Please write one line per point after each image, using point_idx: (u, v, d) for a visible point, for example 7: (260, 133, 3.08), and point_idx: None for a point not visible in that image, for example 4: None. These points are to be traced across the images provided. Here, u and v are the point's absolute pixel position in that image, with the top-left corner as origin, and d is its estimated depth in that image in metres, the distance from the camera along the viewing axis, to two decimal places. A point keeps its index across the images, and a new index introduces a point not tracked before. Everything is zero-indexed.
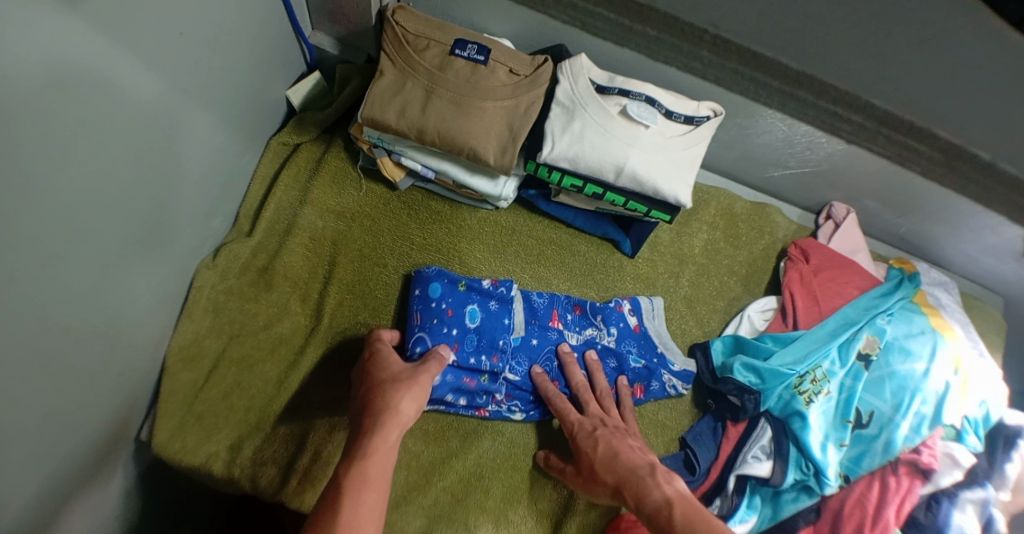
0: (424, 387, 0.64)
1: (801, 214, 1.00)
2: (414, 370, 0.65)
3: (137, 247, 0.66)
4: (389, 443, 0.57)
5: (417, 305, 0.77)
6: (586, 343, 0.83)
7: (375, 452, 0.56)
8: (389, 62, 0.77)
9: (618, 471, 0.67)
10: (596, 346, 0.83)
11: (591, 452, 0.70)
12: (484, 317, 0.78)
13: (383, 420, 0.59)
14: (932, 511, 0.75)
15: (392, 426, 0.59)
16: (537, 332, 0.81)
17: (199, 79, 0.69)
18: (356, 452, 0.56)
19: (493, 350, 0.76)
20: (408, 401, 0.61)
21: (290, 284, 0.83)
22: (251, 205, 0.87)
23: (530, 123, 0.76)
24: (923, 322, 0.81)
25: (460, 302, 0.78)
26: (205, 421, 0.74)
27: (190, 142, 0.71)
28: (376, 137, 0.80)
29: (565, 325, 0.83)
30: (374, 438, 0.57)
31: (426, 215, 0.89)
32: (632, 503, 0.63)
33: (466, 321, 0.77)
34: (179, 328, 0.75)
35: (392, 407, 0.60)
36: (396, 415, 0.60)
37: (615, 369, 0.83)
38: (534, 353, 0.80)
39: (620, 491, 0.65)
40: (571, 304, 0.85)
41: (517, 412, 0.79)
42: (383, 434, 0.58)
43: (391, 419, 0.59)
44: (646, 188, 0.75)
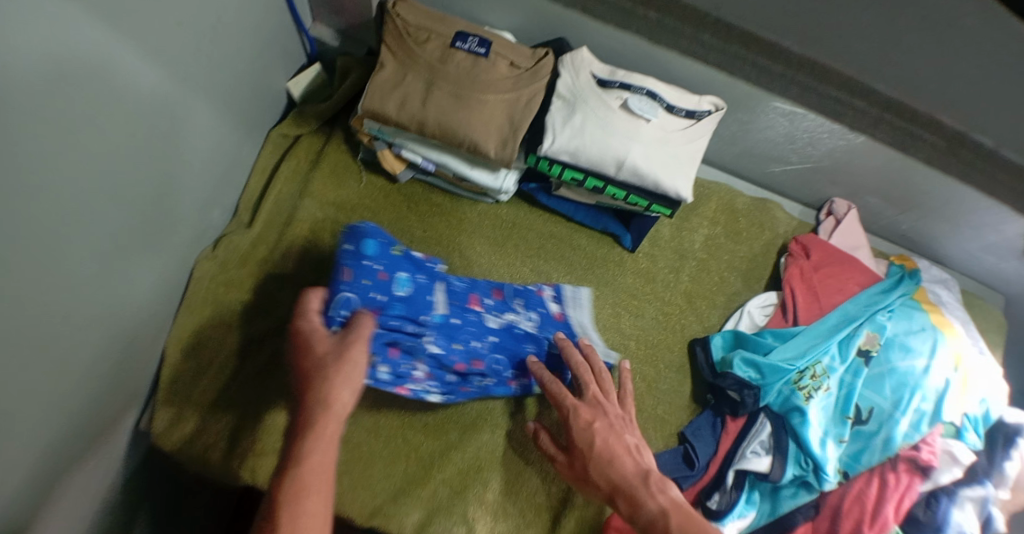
0: (358, 365, 0.53)
1: (801, 211, 1.00)
2: (341, 345, 0.54)
3: (137, 237, 0.66)
4: (325, 442, 0.48)
5: (349, 260, 0.66)
6: (514, 326, 0.78)
7: (311, 458, 0.47)
8: (389, 54, 0.77)
9: (612, 476, 0.65)
10: (514, 331, 0.78)
11: (587, 449, 0.67)
12: (414, 286, 0.71)
13: (313, 417, 0.49)
14: (932, 508, 0.75)
15: (327, 423, 0.49)
16: (458, 312, 0.75)
17: (201, 69, 0.69)
18: (290, 456, 0.48)
19: (416, 322, 0.69)
20: (342, 388, 0.51)
21: (290, 275, 0.82)
22: (252, 197, 0.87)
23: (530, 116, 0.75)
24: (923, 319, 0.81)
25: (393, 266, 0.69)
26: (203, 412, 0.74)
27: (191, 131, 0.71)
28: (376, 130, 0.80)
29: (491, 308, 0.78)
30: (307, 437, 0.48)
31: (426, 207, 0.89)
32: (623, 507, 0.63)
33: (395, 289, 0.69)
34: (179, 318, 0.75)
35: (323, 399, 0.50)
36: (329, 408, 0.50)
37: (512, 352, 0.78)
38: (449, 328, 0.73)
39: (613, 497, 0.64)
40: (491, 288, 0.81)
41: (434, 393, 0.73)
42: (313, 437, 0.48)
43: (320, 415, 0.49)
44: (647, 181, 0.75)
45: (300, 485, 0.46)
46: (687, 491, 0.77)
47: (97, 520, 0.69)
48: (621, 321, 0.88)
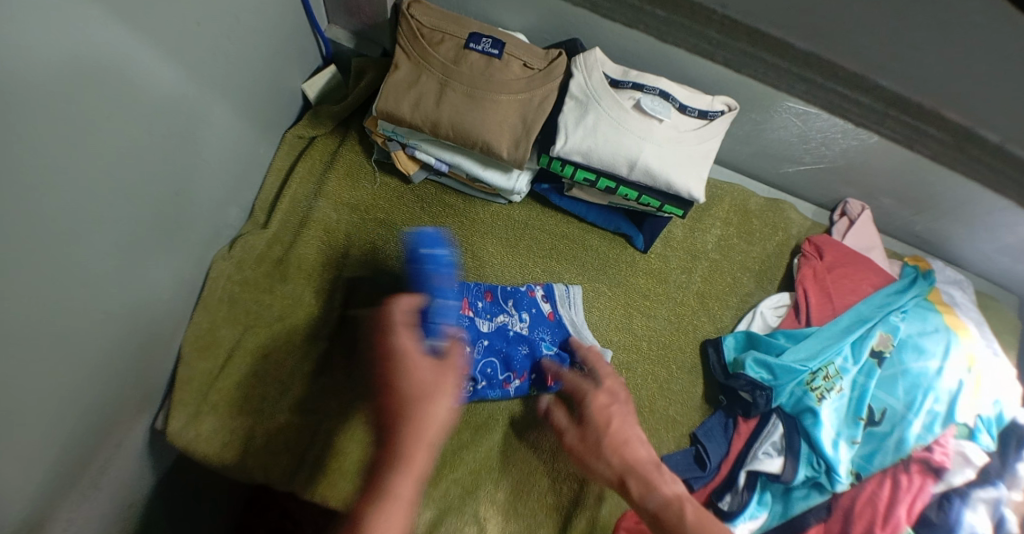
0: (450, 400, 0.53)
1: (815, 211, 1.00)
2: (439, 377, 0.53)
3: (152, 237, 0.67)
4: (415, 477, 0.48)
5: (431, 266, 0.70)
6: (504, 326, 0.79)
7: (401, 490, 0.47)
8: (404, 55, 0.77)
9: (626, 459, 0.64)
10: (505, 333, 0.79)
11: (601, 430, 0.66)
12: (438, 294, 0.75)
13: (405, 449, 0.48)
14: (944, 510, 0.75)
15: (418, 457, 0.48)
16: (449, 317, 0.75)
17: (215, 70, 0.69)
18: (379, 485, 0.47)
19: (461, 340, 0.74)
20: (436, 425, 0.50)
21: (305, 276, 0.84)
22: (267, 197, 0.87)
23: (543, 116, 0.76)
24: (937, 320, 0.81)
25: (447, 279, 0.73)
26: (219, 411, 0.74)
27: (205, 132, 0.71)
28: (390, 130, 0.81)
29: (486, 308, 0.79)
30: (399, 468, 0.48)
31: (439, 208, 0.90)
32: (632, 487, 0.61)
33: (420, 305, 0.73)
34: (196, 318, 0.76)
35: (419, 434, 0.49)
36: (422, 445, 0.49)
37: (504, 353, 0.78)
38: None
39: (624, 479, 0.62)
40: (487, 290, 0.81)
41: None
42: (404, 467, 0.48)
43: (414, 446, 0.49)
44: (659, 182, 0.75)
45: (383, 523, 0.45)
46: (699, 492, 0.78)
47: (113, 515, 0.70)
48: (633, 321, 0.88)
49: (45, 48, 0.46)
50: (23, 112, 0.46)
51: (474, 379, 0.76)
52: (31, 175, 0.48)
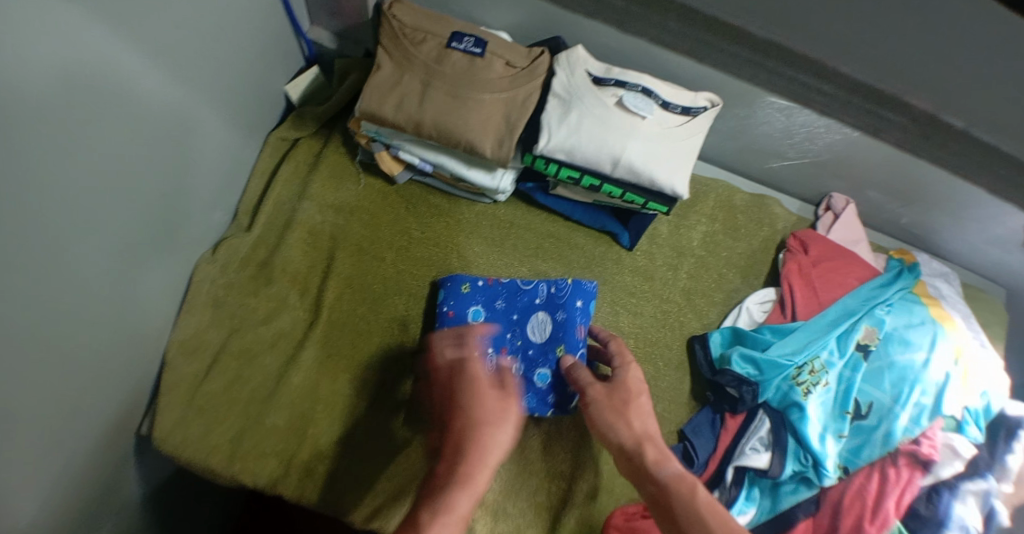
0: (512, 427, 0.56)
1: (800, 206, 1.00)
2: (504, 405, 0.57)
3: (139, 242, 0.67)
4: (472, 496, 0.51)
5: (580, 317, 0.81)
6: (532, 344, 0.80)
7: (459, 503, 0.50)
8: (386, 55, 0.77)
9: (646, 429, 0.64)
10: (528, 352, 0.80)
11: (626, 400, 0.67)
12: (489, 315, 0.81)
13: (470, 469, 0.52)
14: (933, 502, 0.75)
15: (478, 477, 0.51)
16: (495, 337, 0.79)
17: (200, 74, 0.69)
18: (441, 499, 0.50)
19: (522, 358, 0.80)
20: (498, 450, 0.54)
21: (290, 278, 0.83)
22: (251, 199, 0.87)
23: (526, 115, 0.76)
24: (923, 313, 0.81)
25: (526, 311, 0.82)
26: (205, 416, 0.74)
27: (190, 135, 0.71)
28: (374, 131, 0.81)
29: (525, 328, 0.81)
30: (460, 485, 0.51)
31: (424, 208, 0.89)
32: (648, 456, 0.61)
33: (470, 318, 0.79)
34: (182, 323, 0.76)
35: (482, 457, 0.52)
36: (483, 466, 0.52)
37: (522, 373, 0.79)
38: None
39: (640, 444, 0.62)
40: (532, 306, 0.82)
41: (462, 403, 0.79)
42: (462, 481, 0.51)
43: (477, 461, 0.52)
44: (643, 179, 0.75)
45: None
46: None
47: (100, 522, 0.70)
48: (620, 319, 0.88)
49: (30, 56, 0.46)
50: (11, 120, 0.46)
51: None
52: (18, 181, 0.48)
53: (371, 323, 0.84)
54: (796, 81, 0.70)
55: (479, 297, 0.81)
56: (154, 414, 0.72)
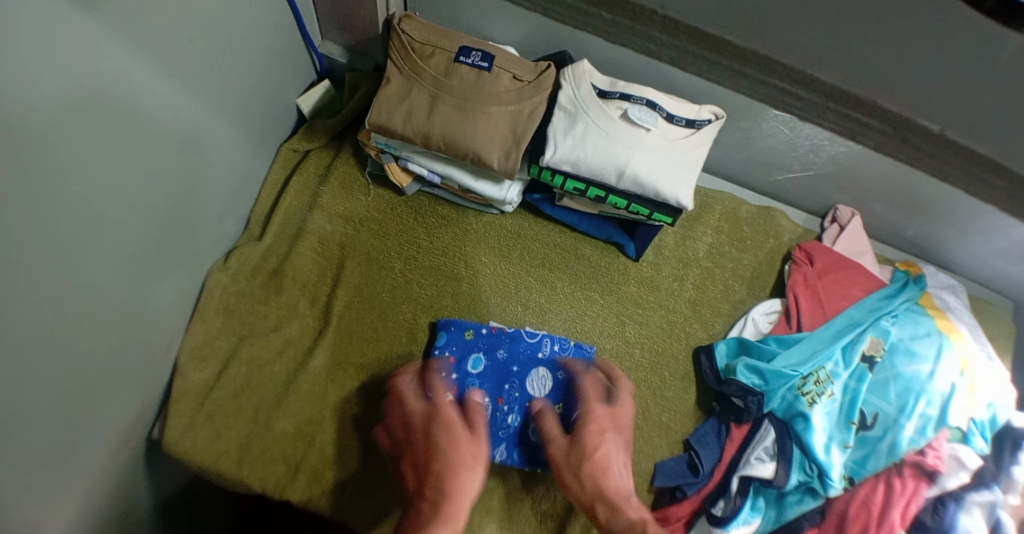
0: (466, 451, 0.65)
1: (807, 217, 1.00)
2: (452, 432, 0.67)
3: (146, 249, 0.68)
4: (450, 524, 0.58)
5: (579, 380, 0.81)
6: (529, 398, 0.79)
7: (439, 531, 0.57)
8: (395, 69, 0.79)
9: (604, 483, 0.66)
10: (526, 404, 0.79)
11: (591, 450, 0.68)
12: (488, 363, 0.80)
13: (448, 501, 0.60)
14: (939, 514, 0.76)
15: (457, 503, 0.60)
16: (494, 384, 0.80)
17: (207, 85, 0.71)
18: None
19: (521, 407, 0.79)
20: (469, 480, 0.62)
21: (302, 285, 0.84)
22: (262, 210, 0.88)
23: (533, 127, 0.77)
24: (928, 324, 0.81)
25: (526, 368, 0.81)
26: (216, 420, 0.76)
27: (198, 143, 0.72)
28: (383, 143, 0.81)
29: (525, 381, 0.80)
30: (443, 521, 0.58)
31: (432, 219, 0.89)
32: (599, 513, 0.64)
33: (469, 366, 0.80)
34: (192, 329, 0.78)
35: (450, 483, 0.62)
36: (458, 495, 0.61)
37: (518, 424, 0.78)
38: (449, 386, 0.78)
39: (594, 505, 0.65)
40: (533, 360, 0.81)
41: None
42: (451, 507, 0.59)
43: (455, 488, 0.61)
44: (647, 190, 0.76)
45: None
46: (692, 498, 0.79)
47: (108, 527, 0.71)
48: (626, 329, 0.88)
49: (41, 64, 0.47)
50: (17, 120, 0.46)
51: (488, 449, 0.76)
52: (23, 181, 0.49)
53: (378, 330, 0.84)
54: (779, 85, 0.74)
55: (481, 344, 0.81)
56: (165, 420, 0.74)
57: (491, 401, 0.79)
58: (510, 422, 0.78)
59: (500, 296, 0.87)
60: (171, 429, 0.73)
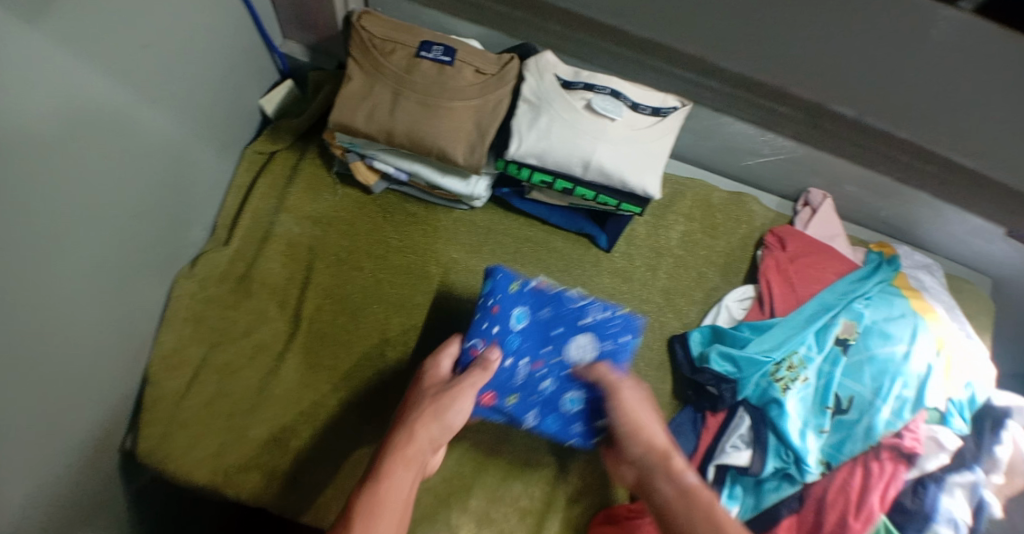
0: (437, 401, 0.64)
1: (779, 202, 0.99)
2: (437, 388, 0.67)
3: (110, 259, 0.67)
4: (404, 467, 0.58)
5: (625, 352, 0.74)
6: (569, 365, 0.73)
7: (395, 471, 0.57)
8: (356, 66, 0.78)
9: (670, 444, 0.67)
10: (563, 372, 0.73)
11: (657, 412, 0.70)
12: (530, 323, 0.74)
13: (398, 442, 0.60)
14: (919, 496, 0.75)
15: (408, 445, 0.60)
16: (533, 347, 0.74)
17: (168, 92, 0.70)
18: (375, 472, 0.57)
19: (558, 375, 0.73)
20: (425, 427, 0.61)
21: (271, 290, 0.84)
22: (229, 214, 0.88)
23: (497, 121, 0.77)
24: (903, 305, 0.80)
25: (568, 333, 0.74)
26: (190, 429, 0.75)
27: (159, 150, 0.72)
28: (348, 142, 0.81)
29: (565, 347, 0.74)
30: (393, 459, 0.58)
31: (401, 217, 0.89)
32: (675, 462, 0.64)
33: (512, 322, 0.74)
34: (163, 337, 0.77)
35: (411, 428, 0.61)
36: (413, 439, 0.60)
37: (553, 391, 0.73)
38: (488, 338, 0.72)
39: (668, 454, 0.65)
40: (576, 326, 0.74)
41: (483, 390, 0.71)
42: (401, 449, 0.59)
43: (414, 435, 0.61)
44: (614, 181, 0.75)
45: (376, 499, 0.54)
46: None
47: None
48: None
49: (6, 72, 0.47)
50: None
51: (517, 412, 0.72)
52: None
53: (350, 332, 0.83)
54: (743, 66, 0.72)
55: (527, 301, 0.75)
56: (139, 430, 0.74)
57: (527, 364, 0.73)
58: (544, 388, 0.73)
59: (472, 293, 0.87)
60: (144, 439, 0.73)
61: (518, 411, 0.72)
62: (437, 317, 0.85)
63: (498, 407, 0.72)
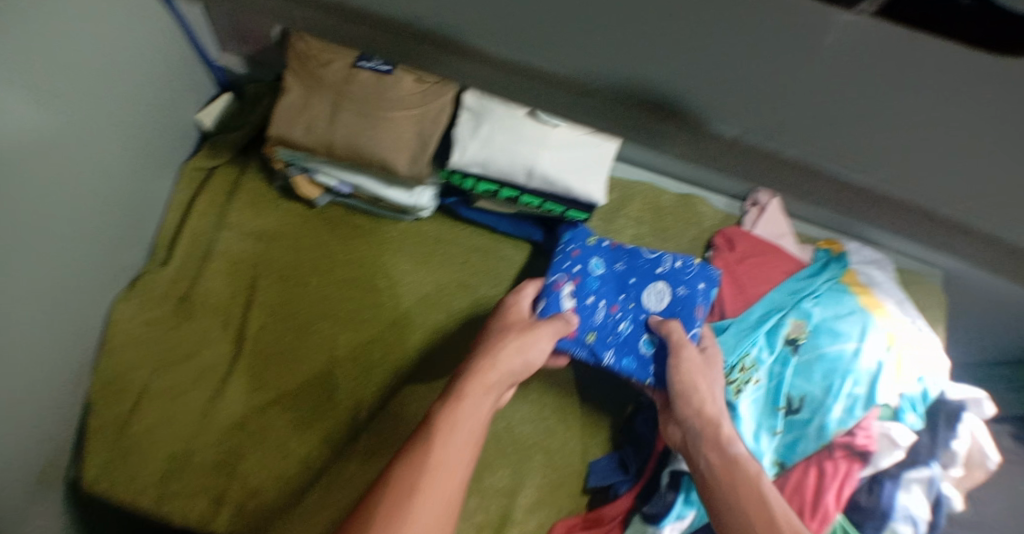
0: (522, 337, 0.69)
1: (728, 202, 0.96)
2: (521, 327, 0.71)
3: (33, 284, 0.65)
4: (483, 395, 0.61)
5: (701, 299, 0.79)
6: (645, 310, 0.79)
7: (474, 392, 0.60)
8: (294, 77, 0.76)
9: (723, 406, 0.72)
10: (640, 316, 0.79)
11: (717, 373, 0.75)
12: (607, 272, 0.81)
13: (481, 368, 0.63)
14: (875, 493, 0.76)
15: (488, 372, 0.63)
16: (612, 292, 0.81)
17: (90, 111, 0.69)
18: (454, 394, 0.60)
19: (636, 320, 0.79)
20: (507, 358, 0.66)
21: (215, 309, 0.81)
22: (169, 235, 0.86)
23: (440, 131, 0.75)
24: (852, 302, 0.81)
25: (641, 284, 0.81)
26: (133, 457, 0.72)
27: (83, 170, 0.70)
28: (290, 155, 0.80)
29: (642, 293, 0.80)
30: (472, 385, 0.61)
31: (347, 230, 0.87)
32: (722, 432, 0.67)
33: (592, 268, 0.80)
34: (102, 363, 0.76)
35: (494, 356, 0.65)
36: (495, 367, 0.64)
37: (629, 333, 0.78)
38: (570, 276, 0.78)
39: (722, 417, 0.70)
40: (652, 274, 0.81)
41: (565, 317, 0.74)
42: (481, 375, 0.63)
43: (496, 362, 0.64)
44: (558, 188, 0.75)
45: (454, 419, 0.57)
46: (625, 496, 0.79)
47: None
48: None
49: None
50: None
51: (597, 350, 0.76)
52: None
53: (298, 350, 0.81)
54: None
55: (603, 252, 0.82)
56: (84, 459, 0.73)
57: (605, 307, 0.79)
58: (622, 329, 0.78)
59: (422, 305, 0.85)
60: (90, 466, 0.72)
61: (596, 349, 0.76)
62: (388, 333, 0.83)
63: (578, 342, 0.76)
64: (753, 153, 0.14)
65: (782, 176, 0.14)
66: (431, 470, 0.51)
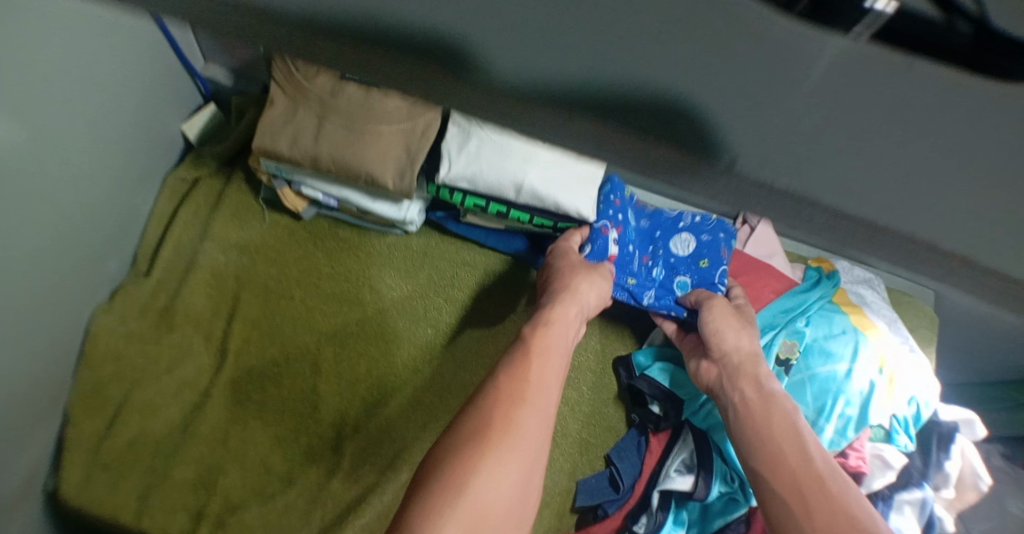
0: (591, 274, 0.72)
1: None
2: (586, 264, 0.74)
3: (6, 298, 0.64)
4: (564, 324, 0.65)
5: (726, 242, 0.84)
6: (676, 255, 0.84)
7: (559, 322, 0.64)
8: (279, 90, 0.76)
9: None
10: (671, 261, 0.84)
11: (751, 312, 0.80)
12: (638, 227, 0.85)
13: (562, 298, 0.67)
14: None
15: (569, 303, 0.67)
16: (641, 241, 0.85)
17: (72, 123, 0.68)
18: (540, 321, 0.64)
19: (667, 265, 0.84)
20: (586, 292, 0.70)
21: (196, 322, 0.80)
22: (149, 246, 0.84)
23: (427, 145, 0.73)
24: (843, 322, 0.80)
25: (669, 232, 0.86)
26: (113, 470, 0.71)
27: (63, 183, 0.69)
28: (274, 168, 0.79)
29: (670, 242, 0.85)
30: (555, 317, 0.65)
31: (332, 243, 0.86)
32: (760, 369, 0.66)
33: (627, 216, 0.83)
34: (79, 376, 0.74)
35: (573, 288, 0.69)
36: (574, 299, 0.68)
37: (662, 277, 0.83)
38: (613, 222, 0.79)
39: None
40: (677, 226, 0.86)
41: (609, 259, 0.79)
42: (566, 305, 0.67)
43: (575, 292, 0.68)
44: (547, 203, 0.74)
45: (547, 343, 0.61)
46: (614, 516, 0.76)
47: None
48: None
49: None
50: None
51: (636, 292, 0.81)
52: None
53: (281, 363, 0.79)
54: None
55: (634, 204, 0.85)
56: (62, 472, 0.71)
57: (638, 257, 0.84)
58: (655, 275, 0.83)
59: (406, 319, 0.83)
60: (69, 478, 0.70)
61: (637, 291, 0.81)
62: (373, 346, 0.81)
63: (620, 284, 0.81)
64: (746, 183, 0.15)
65: (770, 203, 0.16)
66: (540, 387, 0.55)
